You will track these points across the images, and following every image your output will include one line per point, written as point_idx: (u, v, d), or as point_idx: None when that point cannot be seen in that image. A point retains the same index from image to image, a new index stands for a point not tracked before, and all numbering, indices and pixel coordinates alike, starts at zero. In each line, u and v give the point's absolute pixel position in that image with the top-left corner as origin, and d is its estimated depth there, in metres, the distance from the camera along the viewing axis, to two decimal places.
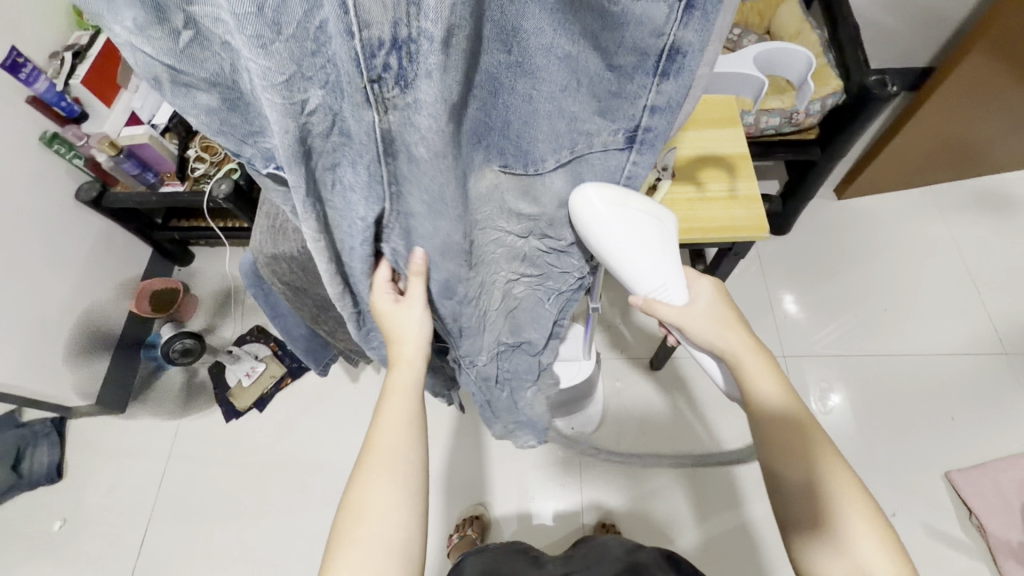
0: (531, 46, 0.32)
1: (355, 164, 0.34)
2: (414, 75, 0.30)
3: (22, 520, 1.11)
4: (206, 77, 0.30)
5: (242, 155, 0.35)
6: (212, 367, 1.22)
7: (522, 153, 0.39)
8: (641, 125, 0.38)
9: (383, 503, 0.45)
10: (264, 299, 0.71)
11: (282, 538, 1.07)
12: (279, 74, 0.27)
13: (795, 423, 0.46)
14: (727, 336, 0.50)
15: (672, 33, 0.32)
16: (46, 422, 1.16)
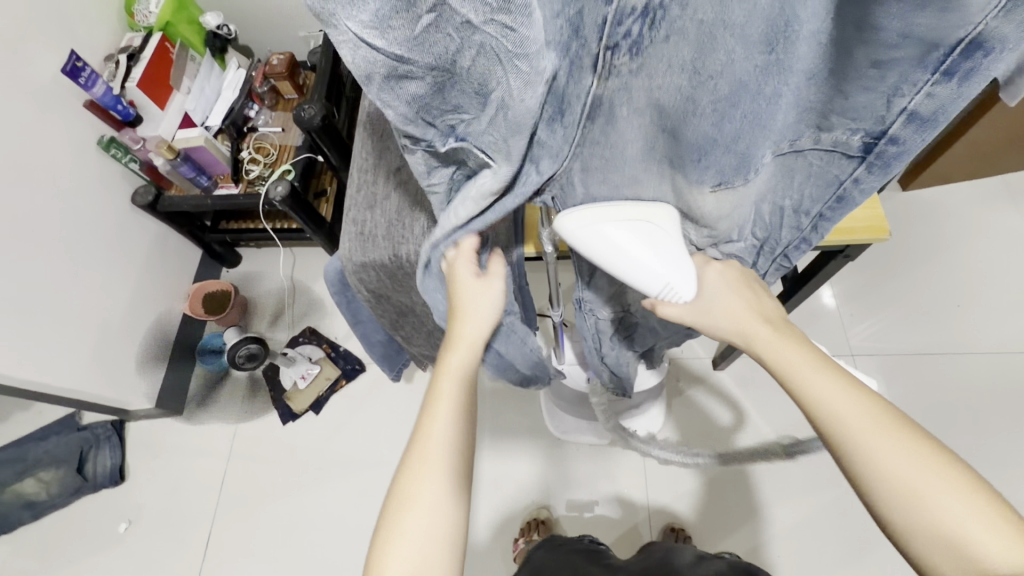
0: (796, 37, 0.29)
1: (552, 126, 0.31)
2: (651, 41, 0.28)
3: (87, 522, 1.12)
4: (429, 61, 0.27)
5: (427, 137, 0.34)
6: (267, 370, 1.22)
7: (745, 158, 0.36)
8: (888, 133, 0.34)
9: (432, 492, 0.44)
10: (345, 305, 0.69)
11: (341, 542, 1.06)
12: (531, 46, 0.25)
13: (858, 408, 0.39)
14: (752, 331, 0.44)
15: (984, 23, 0.26)
16: (106, 425, 1.18)
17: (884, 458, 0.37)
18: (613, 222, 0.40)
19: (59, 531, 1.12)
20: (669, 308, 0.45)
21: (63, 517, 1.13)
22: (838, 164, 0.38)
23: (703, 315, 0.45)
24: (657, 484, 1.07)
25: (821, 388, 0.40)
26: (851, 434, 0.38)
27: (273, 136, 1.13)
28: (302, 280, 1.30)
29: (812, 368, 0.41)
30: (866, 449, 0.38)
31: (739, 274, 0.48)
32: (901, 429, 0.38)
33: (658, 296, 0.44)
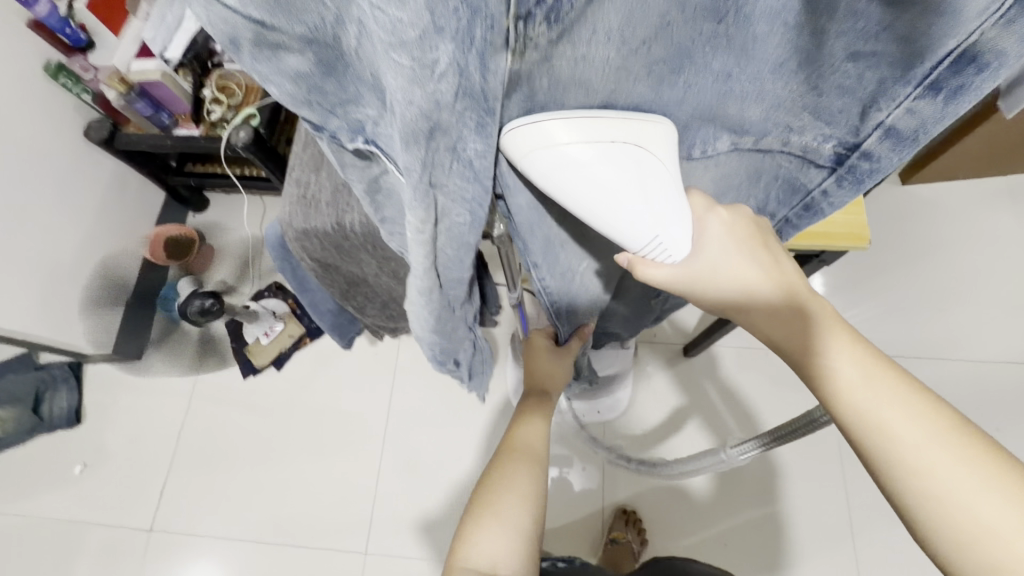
0: (752, 12, 0.26)
1: (481, 130, 0.26)
2: (574, 11, 0.22)
3: (43, 461, 1.12)
4: (303, 33, 0.24)
5: (326, 127, 0.30)
6: (230, 323, 1.17)
7: (710, 120, 0.34)
8: (862, 146, 0.35)
9: (521, 485, 0.54)
10: (290, 272, 0.64)
11: (296, 498, 1.06)
12: (411, 27, 0.20)
13: (901, 421, 0.35)
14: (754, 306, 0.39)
15: (978, 31, 0.27)
16: (63, 366, 1.16)
17: (934, 479, 0.34)
18: (583, 150, 0.29)
19: (15, 468, 1.11)
20: (651, 270, 0.37)
21: (19, 454, 1.12)
22: (811, 172, 0.39)
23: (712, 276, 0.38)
24: (615, 466, 1.06)
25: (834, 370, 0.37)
26: (890, 449, 0.35)
27: (239, 75, 1.01)
28: None
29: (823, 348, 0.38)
30: (915, 467, 0.34)
31: (746, 221, 0.39)
32: (964, 448, 0.34)
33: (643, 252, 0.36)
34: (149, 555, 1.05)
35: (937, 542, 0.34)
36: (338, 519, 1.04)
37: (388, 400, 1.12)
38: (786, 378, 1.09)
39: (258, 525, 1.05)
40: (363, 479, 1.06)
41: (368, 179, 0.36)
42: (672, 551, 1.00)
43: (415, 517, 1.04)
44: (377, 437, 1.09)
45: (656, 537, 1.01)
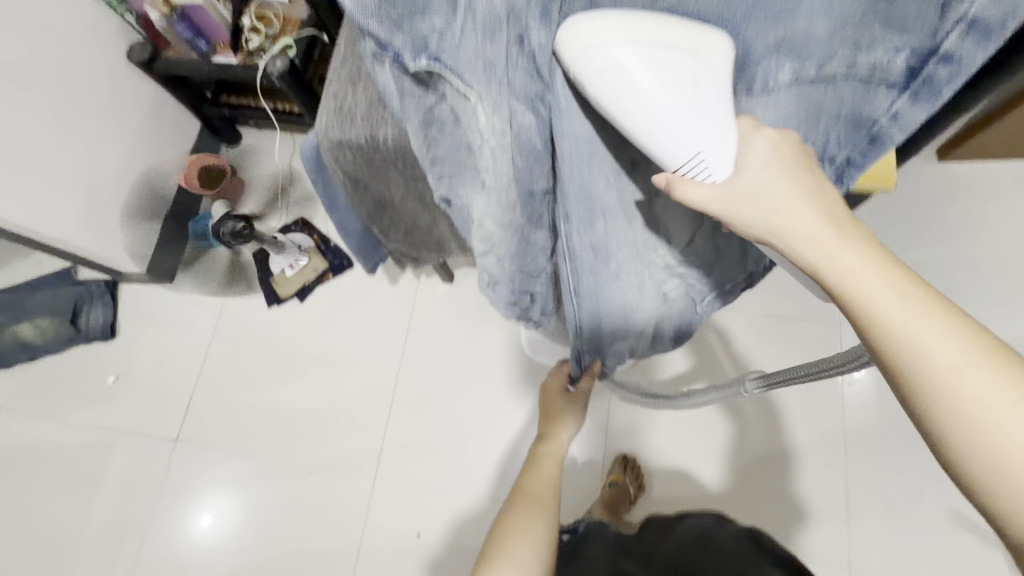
0: None
1: (545, 25, 0.31)
2: None
3: (80, 369, 1.19)
4: None
5: (392, 45, 0.31)
6: (257, 254, 1.22)
7: (781, 46, 0.36)
8: (940, 50, 0.35)
9: (530, 529, 0.62)
10: (322, 188, 0.66)
11: (312, 423, 1.12)
12: None
13: (935, 334, 0.33)
14: (809, 236, 0.36)
15: None
16: (100, 284, 1.22)
17: (966, 393, 0.32)
18: (625, 55, 0.32)
19: (55, 373, 1.19)
20: (691, 190, 0.37)
21: (57, 362, 1.20)
22: (879, 98, 0.39)
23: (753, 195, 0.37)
24: (619, 419, 1.09)
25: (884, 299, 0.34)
26: (918, 361, 0.33)
27: (276, 5, 1.03)
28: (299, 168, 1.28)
29: (884, 289, 0.34)
30: (944, 378, 0.33)
31: (792, 146, 0.37)
32: (1000, 363, 0.32)
33: (683, 169, 0.37)
34: (174, 462, 1.12)
35: (955, 454, 0.33)
36: (350, 443, 1.10)
37: (405, 338, 1.16)
38: (797, 346, 1.09)
39: (276, 443, 1.11)
40: (377, 409, 1.12)
41: (421, 115, 0.38)
42: (666, 500, 1.04)
43: (423, 449, 1.09)
44: (391, 372, 1.14)
45: (654, 486, 1.05)
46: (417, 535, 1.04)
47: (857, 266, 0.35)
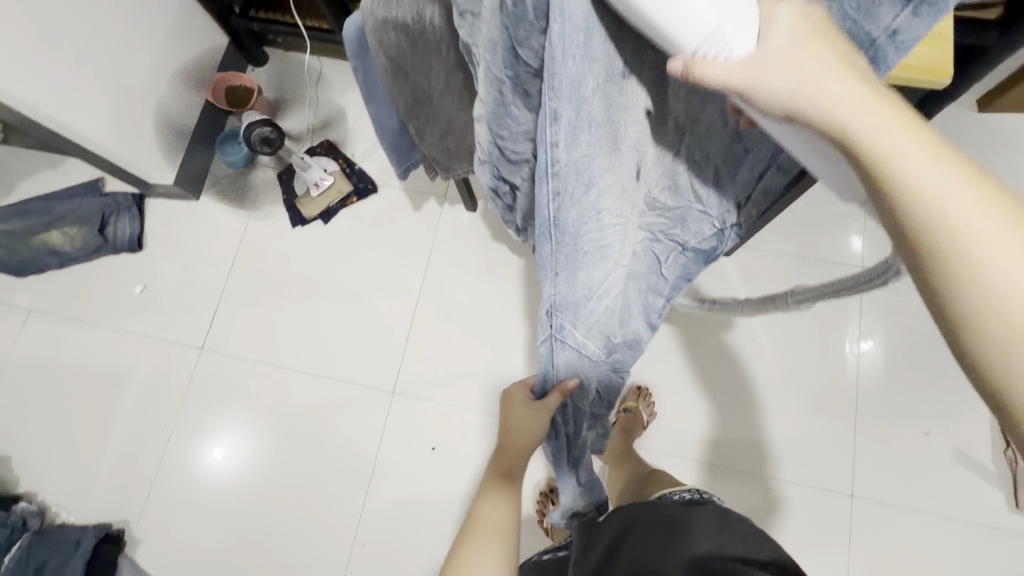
0: None
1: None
2: None
3: (108, 278, 1.22)
4: None
5: None
6: (281, 173, 1.23)
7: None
8: None
9: (487, 567, 0.62)
10: (362, 75, 0.66)
11: (332, 340, 1.14)
12: None
13: (979, 215, 0.29)
14: (845, 92, 0.31)
15: None
16: (127, 196, 1.24)
17: (1008, 275, 0.28)
18: None
19: (84, 280, 1.22)
20: (710, 69, 0.31)
21: (87, 269, 1.23)
22: (885, 7, 0.32)
23: (773, 60, 0.32)
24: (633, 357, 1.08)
25: (927, 171, 0.30)
26: (962, 251, 0.29)
27: None
28: (325, 90, 1.26)
29: (917, 150, 0.30)
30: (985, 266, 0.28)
31: (823, 15, 0.32)
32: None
33: (699, 48, 0.30)
34: (198, 370, 1.15)
35: (993, 357, 0.28)
36: (368, 360, 1.13)
37: (426, 264, 1.17)
38: (817, 290, 1.09)
39: (297, 357, 1.14)
40: (396, 329, 1.14)
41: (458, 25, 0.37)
42: (674, 429, 1.05)
43: (440, 369, 1.11)
44: (411, 295, 1.15)
45: (665, 416, 1.06)
46: (431, 449, 1.08)
47: (892, 132, 0.31)
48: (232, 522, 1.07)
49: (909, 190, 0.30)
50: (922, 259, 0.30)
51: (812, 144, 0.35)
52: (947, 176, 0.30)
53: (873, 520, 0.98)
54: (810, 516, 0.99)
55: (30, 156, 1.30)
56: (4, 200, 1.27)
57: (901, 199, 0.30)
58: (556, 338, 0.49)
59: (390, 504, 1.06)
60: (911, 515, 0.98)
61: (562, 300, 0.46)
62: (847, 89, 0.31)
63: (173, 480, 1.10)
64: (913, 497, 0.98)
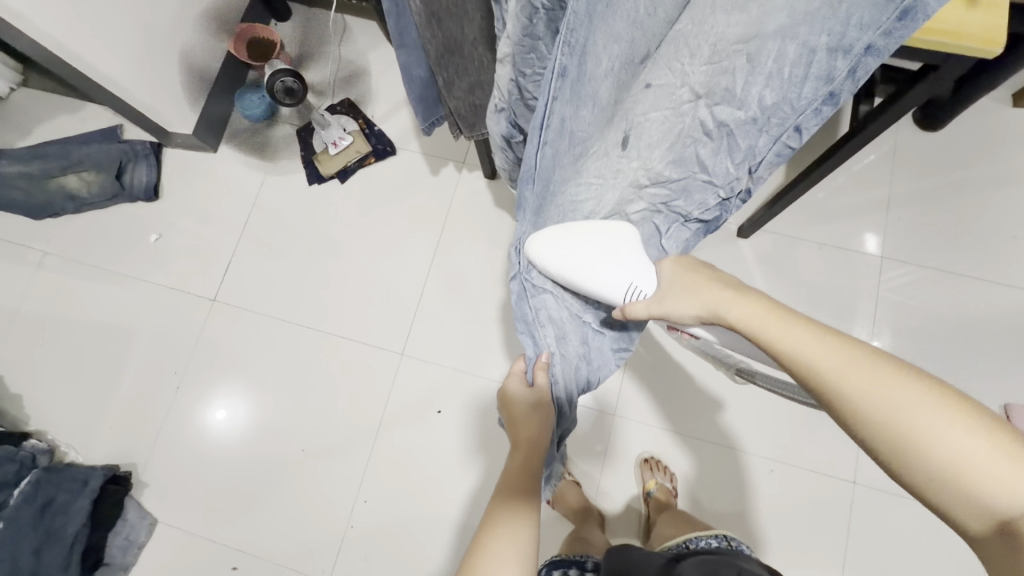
0: None
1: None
2: None
3: (123, 225, 1.22)
4: None
5: None
6: (301, 129, 1.22)
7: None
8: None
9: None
10: (394, 21, 0.64)
11: (343, 299, 1.14)
12: None
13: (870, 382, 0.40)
14: (743, 305, 0.50)
15: None
16: (145, 144, 1.23)
17: (923, 433, 0.36)
18: None
19: (99, 226, 1.22)
20: (637, 307, 0.53)
21: (103, 215, 1.23)
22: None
23: (670, 302, 0.53)
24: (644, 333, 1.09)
25: (829, 361, 0.42)
26: (861, 407, 0.40)
27: None
28: (348, 48, 1.25)
29: (820, 345, 0.43)
30: (892, 419, 0.38)
31: (692, 264, 0.55)
32: (945, 403, 0.37)
33: (624, 300, 0.54)
34: (209, 321, 1.16)
35: (949, 508, 0.35)
36: (378, 322, 1.13)
37: (441, 229, 1.16)
38: (834, 278, 1.08)
39: (308, 314, 1.14)
40: (407, 292, 1.14)
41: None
42: (679, 407, 1.06)
43: (448, 334, 1.11)
44: (424, 259, 1.15)
45: (670, 393, 1.07)
46: (437, 412, 1.08)
47: (792, 334, 0.45)
48: (236, 471, 1.09)
49: (821, 376, 0.42)
50: (856, 429, 0.40)
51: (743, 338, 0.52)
52: (844, 363, 0.41)
53: (872, 508, 0.98)
54: (810, 500, 1.00)
55: (49, 99, 1.29)
56: (23, 141, 1.27)
57: (817, 380, 0.42)
58: (525, 280, 0.54)
59: (392, 463, 1.07)
60: (911, 505, 0.98)
61: (534, 234, 0.53)
62: (749, 308, 0.49)
63: (180, 427, 1.11)
64: None
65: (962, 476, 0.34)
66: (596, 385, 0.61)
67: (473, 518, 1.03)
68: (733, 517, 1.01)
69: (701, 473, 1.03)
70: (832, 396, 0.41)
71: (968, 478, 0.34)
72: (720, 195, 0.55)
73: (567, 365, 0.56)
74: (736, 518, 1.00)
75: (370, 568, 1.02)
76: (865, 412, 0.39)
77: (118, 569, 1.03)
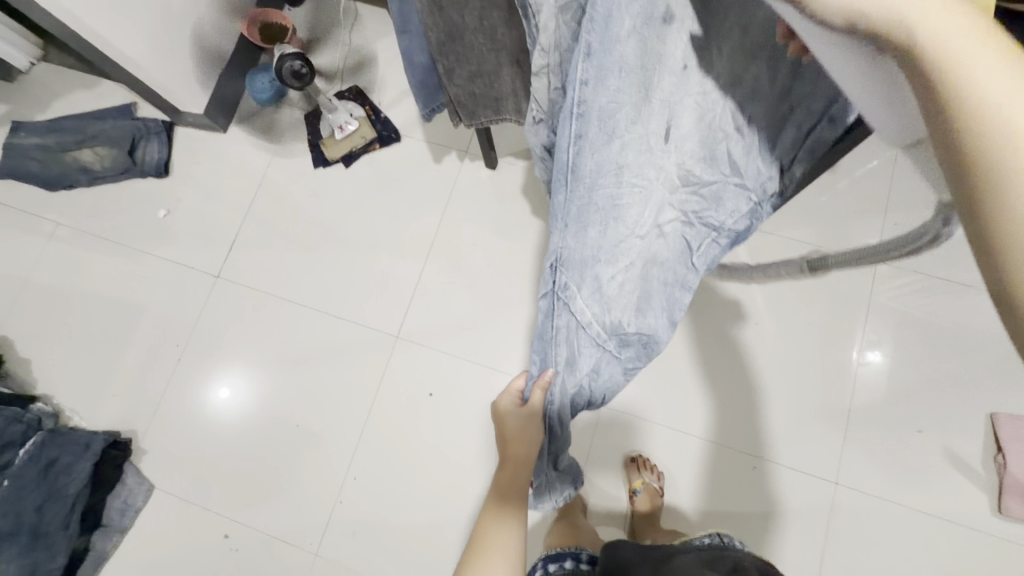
0: None
1: None
2: None
3: (133, 200, 1.25)
4: None
5: None
6: (309, 114, 1.24)
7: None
8: None
9: None
10: (397, 6, 0.66)
11: (342, 281, 1.17)
12: None
13: (1003, 70, 0.25)
14: None
15: None
16: (158, 122, 1.26)
17: None
18: None
19: (110, 200, 1.26)
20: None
21: (114, 190, 1.26)
22: None
23: None
24: None
25: (985, 72, 0.25)
26: (984, 98, 0.25)
27: None
28: (358, 35, 1.27)
29: (982, 48, 0.25)
30: (1018, 136, 0.25)
31: None
32: None
33: None
34: (212, 296, 1.19)
35: None
36: (375, 304, 1.15)
37: (441, 216, 1.18)
38: (828, 280, 1.08)
39: (308, 293, 1.17)
40: (405, 276, 1.16)
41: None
42: (666, 402, 1.07)
43: (443, 320, 1.14)
44: (424, 245, 1.17)
45: (658, 387, 1.08)
46: (428, 394, 1.11)
47: (950, 21, 0.26)
48: (231, 443, 1.12)
49: (969, 88, 0.25)
50: (970, 173, 0.26)
51: (842, 47, 0.30)
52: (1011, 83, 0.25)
53: (852, 508, 1.00)
54: (791, 497, 1.01)
55: (67, 74, 1.33)
56: (40, 115, 1.30)
57: (959, 97, 0.26)
58: (559, 297, 0.45)
59: (382, 442, 1.09)
60: (891, 509, 0.99)
61: (568, 254, 0.45)
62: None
63: (180, 398, 1.15)
64: (896, 489, 0.99)
65: None
66: (602, 400, 0.56)
67: (459, 500, 1.05)
68: (714, 512, 1.02)
69: (686, 468, 1.05)
70: (943, 75, 0.26)
71: None
72: (751, 199, 0.56)
73: (569, 390, 0.49)
74: (716, 514, 1.02)
75: (356, 543, 1.05)
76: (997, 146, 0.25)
77: (115, 530, 1.07)
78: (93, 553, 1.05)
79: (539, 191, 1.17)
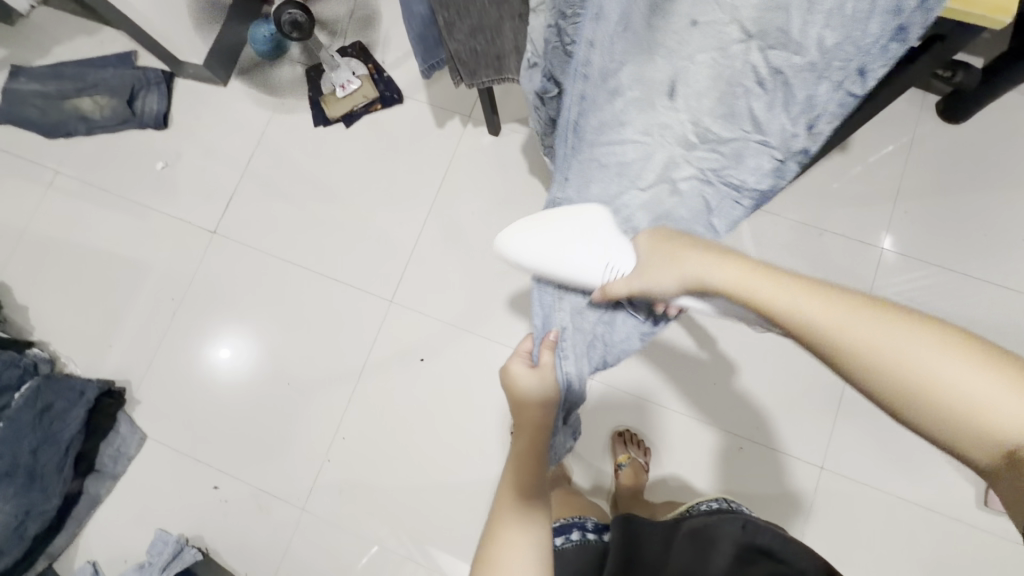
0: None
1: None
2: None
3: (131, 151, 1.24)
4: None
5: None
6: (310, 70, 1.21)
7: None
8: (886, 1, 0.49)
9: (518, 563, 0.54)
10: None
11: (338, 243, 1.16)
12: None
13: (877, 327, 0.42)
14: (756, 275, 0.50)
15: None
16: (157, 72, 1.24)
17: (930, 376, 0.39)
18: (539, 241, 0.63)
19: (108, 150, 1.25)
20: (616, 287, 0.58)
21: (112, 140, 1.25)
22: None
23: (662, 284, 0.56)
24: None
25: (842, 321, 0.43)
26: (852, 343, 0.42)
27: None
28: None
29: (823, 309, 0.45)
30: (880, 350, 0.41)
31: (672, 236, 0.58)
32: (964, 352, 0.39)
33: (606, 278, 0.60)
34: (208, 252, 1.19)
35: (970, 450, 0.37)
36: (370, 268, 1.15)
37: (440, 182, 1.16)
38: (831, 265, 1.06)
39: (303, 254, 1.16)
40: (401, 241, 1.15)
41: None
42: (657, 379, 1.07)
43: (437, 287, 1.13)
44: (422, 211, 1.16)
45: (651, 365, 1.08)
46: (419, 360, 1.11)
47: (792, 292, 0.47)
48: (224, 397, 1.13)
49: (831, 335, 0.44)
50: (861, 380, 0.42)
51: (732, 306, 0.55)
52: (861, 322, 0.43)
53: (837, 493, 1.00)
54: (775, 478, 1.01)
55: (67, 19, 1.30)
56: (39, 60, 1.28)
57: (832, 340, 0.43)
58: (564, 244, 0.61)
59: (372, 405, 1.10)
60: (875, 496, 0.99)
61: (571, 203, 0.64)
62: (761, 279, 0.50)
63: (174, 350, 1.16)
64: (882, 477, 0.99)
65: (971, 414, 0.37)
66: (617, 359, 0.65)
67: (446, 465, 1.07)
68: (697, 489, 1.02)
69: (673, 447, 1.05)
70: (816, 336, 0.45)
71: (968, 414, 0.37)
72: (776, 157, 0.61)
73: (581, 337, 0.60)
74: (701, 491, 1.02)
75: (341, 501, 1.07)
76: (876, 366, 0.41)
77: (108, 476, 1.09)
78: (86, 497, 1.07)
79: (542, 161, 1.14)
